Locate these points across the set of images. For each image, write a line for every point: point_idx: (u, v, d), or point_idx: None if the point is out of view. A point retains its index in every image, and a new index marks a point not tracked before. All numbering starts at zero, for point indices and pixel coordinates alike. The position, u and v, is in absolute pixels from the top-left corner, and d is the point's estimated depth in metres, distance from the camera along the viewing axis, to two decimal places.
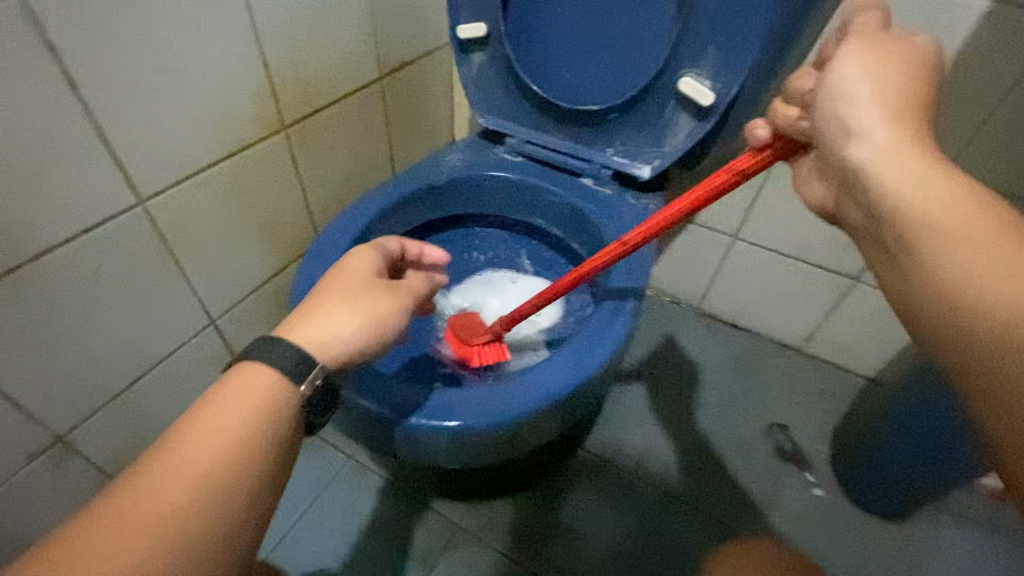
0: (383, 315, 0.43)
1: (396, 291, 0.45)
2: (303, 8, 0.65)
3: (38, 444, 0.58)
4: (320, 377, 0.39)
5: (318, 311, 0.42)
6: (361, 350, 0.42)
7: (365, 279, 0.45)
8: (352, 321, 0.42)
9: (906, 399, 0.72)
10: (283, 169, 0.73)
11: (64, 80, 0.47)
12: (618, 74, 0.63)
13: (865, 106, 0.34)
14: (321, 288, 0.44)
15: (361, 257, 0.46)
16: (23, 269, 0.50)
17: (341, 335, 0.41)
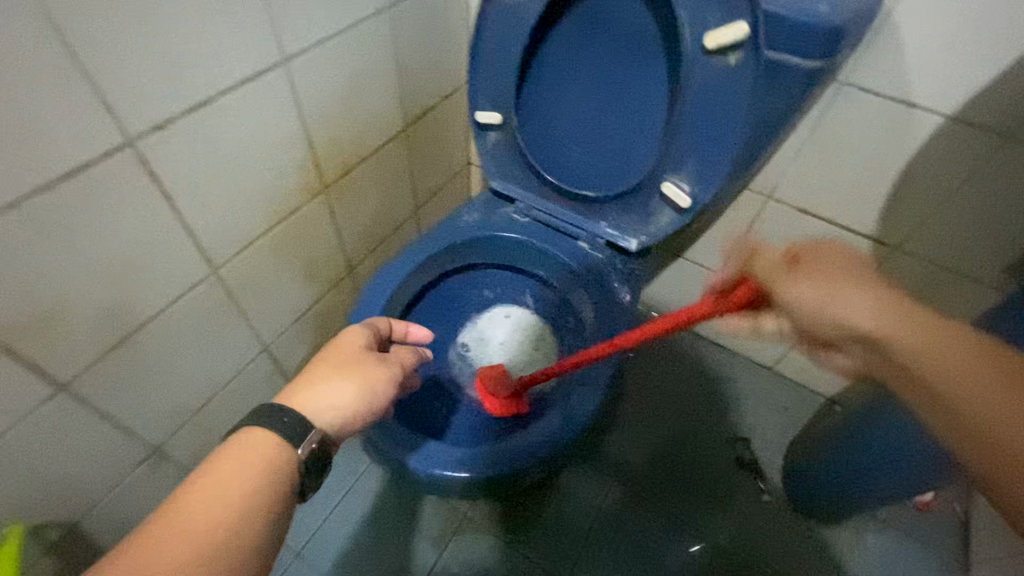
0: (375, 383, 0.53)
1: (386, 363, 0.56)
2: (340, 90, 0.74)
3: (140, 457, 0.73)
4: (318, 438, 0.47)
5: (320, 381, 0.51)
6: (356, 415, 0.52)
7: (358, 352, 0.55)
8: (350, 390, 0.52)
9: (842, 442, 0.86)
10: (321, 221, 0.84)
11: (161, 194, 0.58)
12: (612, 165, 0.73)
13: (855, 304, 0.43)
14: (320, 360, 0.53)
15: (353, 334, 0.57)
16: (133, 337, 0.63)
17: (342, 400, 0.51)
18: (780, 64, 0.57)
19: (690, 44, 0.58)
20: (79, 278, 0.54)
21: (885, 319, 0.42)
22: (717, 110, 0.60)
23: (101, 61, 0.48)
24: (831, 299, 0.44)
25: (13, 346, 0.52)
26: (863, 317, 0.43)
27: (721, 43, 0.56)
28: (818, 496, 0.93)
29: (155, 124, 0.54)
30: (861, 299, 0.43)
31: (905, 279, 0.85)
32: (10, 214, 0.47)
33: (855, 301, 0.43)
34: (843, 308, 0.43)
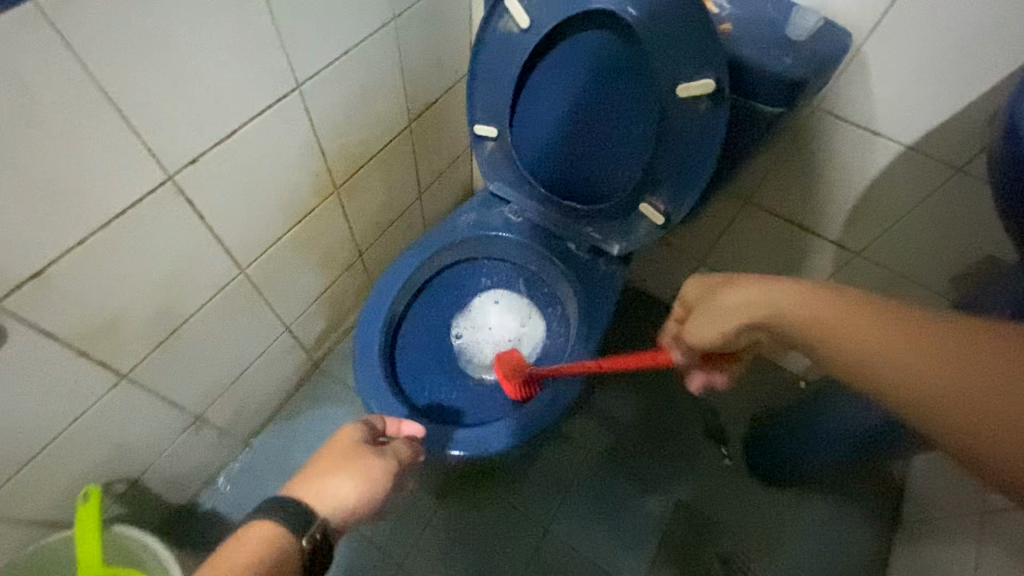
0: (370, 474, 0.60)
1: (380, 454, 0.63)
2: (348, 101, 0.80)
3: (186, 423, 0.86)
4: (320, 528, 0.54)
5: (320, 480, 0.59)
6: (353, 503, 0.58)
7: (355, 446, 0.62)
8: (348, 482, 0.59)
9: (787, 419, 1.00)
10: (333, 216, 0.92)
11: (196, 215, 0.67)
12: (597, 183, 0.79)
13: (732, 302, 0.49)
14: (319, 460, 0.61)
15: (347, 432, 0.64)
16: (177, 331, 0.74)
17: (340, 492, 0.58)
18: (746, 109, 0.65)
19: (664, 86, 0.64)
20: (133, 292, 0.64)
21: (767, 305, 0.46)
22: (691, 144, 0.67)
23: (143, 114, 0.55)
24: (713, 304, 0.51)
25: (85, 349, 0.62)
26: (751, 311, 0.47)
27: (693, 93, 0.62)
28: (801, 465, 0.99)
29: (189, 159, 0.61)
30: (742, 293, 0.48)
31: (865, 280, 0.92)
32: (79, 248, 0.56)
33: (737, 299, 0.48)
34: (727, 307, 0.49)
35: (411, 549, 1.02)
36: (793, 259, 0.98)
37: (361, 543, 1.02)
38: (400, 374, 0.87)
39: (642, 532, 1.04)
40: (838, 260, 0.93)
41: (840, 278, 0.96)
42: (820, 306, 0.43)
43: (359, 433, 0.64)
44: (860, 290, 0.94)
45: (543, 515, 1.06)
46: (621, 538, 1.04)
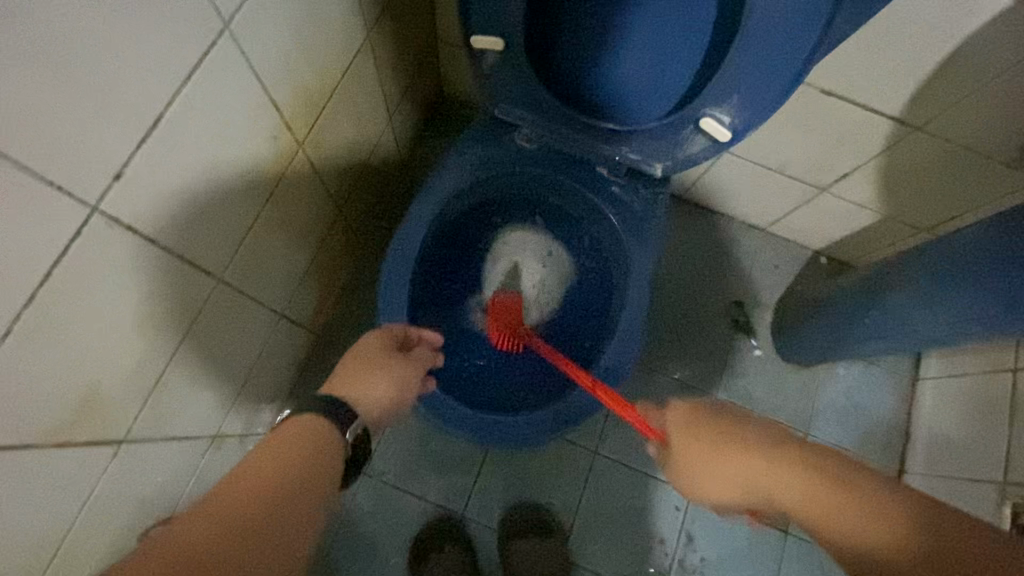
0: (404, 380, 0.58)
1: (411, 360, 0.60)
2: (293, 27, 0.57)
3: (203, 446, 0.76)
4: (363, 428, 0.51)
5: (356, 383, 0.55)
6: (388, 404, 0.56)
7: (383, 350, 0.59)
8: (380, 384, 0.56)
9: (828, 308, 0.95)
10: (304, 179, 0.73)
11: (147, 238, 0.50)
12: (641, 93, 0.65)
13: (715, 481, 0.48)
14: (347, 367, 0.57)
15: (372, 337, 0.60)
16: (166, 370, 0.60)
17: (377, 391, 0.55)
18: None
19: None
20: (100, 357, 0.49)
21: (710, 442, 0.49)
22: (776, 42, 0.53)
23: (23, 136, 0.36)
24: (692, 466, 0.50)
25: (68, 439, 0.49)
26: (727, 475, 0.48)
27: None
28: (829, 355, 0.98)
29: (115, 173, 0.43)
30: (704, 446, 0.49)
31: (918, 154, 0.83)
32: (11, 341, 0.40)
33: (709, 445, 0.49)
34: (715, 486, 0.49)
35: (467, 497, 1.01)
36: (840, 138, 0.86)
37: (417, 503, 1.00)
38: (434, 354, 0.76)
39: None
40: (891, 135, 0.82)
41: (890, 153, 0.85)
42: (746, 455, 0.46)
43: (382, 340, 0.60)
44: (909, 164, 0.85)
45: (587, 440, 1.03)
46: None
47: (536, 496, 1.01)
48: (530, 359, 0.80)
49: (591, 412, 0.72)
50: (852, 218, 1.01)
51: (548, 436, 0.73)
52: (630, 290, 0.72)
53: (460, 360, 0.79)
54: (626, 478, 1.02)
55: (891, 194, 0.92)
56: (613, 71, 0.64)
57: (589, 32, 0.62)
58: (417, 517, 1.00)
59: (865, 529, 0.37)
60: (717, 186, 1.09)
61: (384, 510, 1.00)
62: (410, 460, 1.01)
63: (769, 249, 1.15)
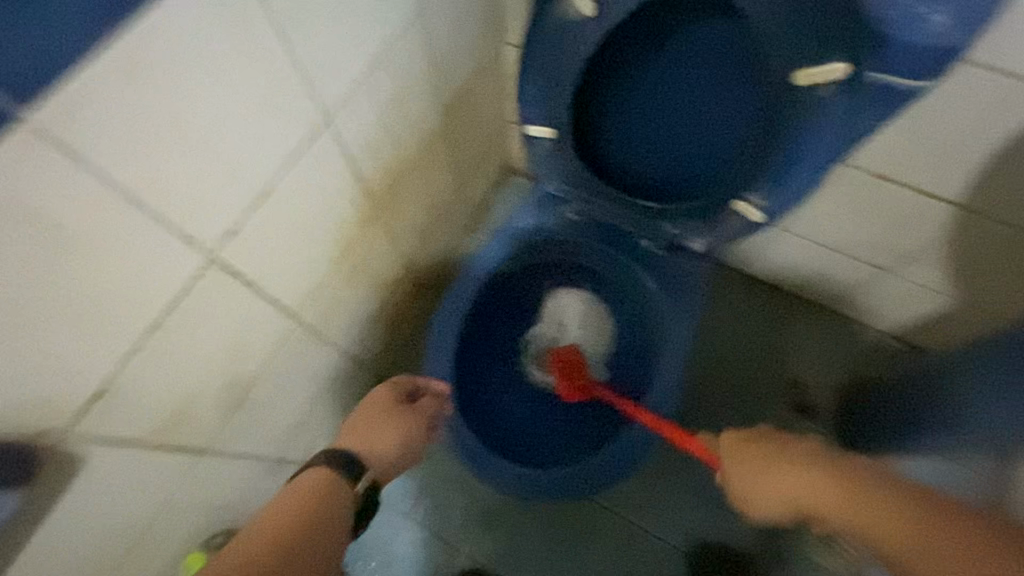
0: (404, 428, 0.68)
1: (412, 410, 0.70)
2: (379, 118, 0.69)
3: (265, 468, 0.84)
4: (367, 479, 0.61)
5: (364, 434, 0.66)
6: (391, 454, 0.66)
7: (392, 403, 0.70)
8: (383, 434, 0.67)
9: (890, 404, 0.88)
10: (381, 239, 0.84)
11: (244, 282, 0.61)
12: (682, 175, 0.71)
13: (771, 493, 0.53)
14: (361, 421, 0.68)
15: (382, 392, 0.71)
16: (244, 394, 0.70)
17: (386, 445, 0.66)
18: (880, 87, 0.52)
19: (777, 71, 0.54)
20: (195, 374, 0.60)
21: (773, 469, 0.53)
22: (802, 139, 0.56)
23: (169, 202, 0.47)
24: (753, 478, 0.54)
25: (160, 442, 0.59)
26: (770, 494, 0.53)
27: (814, 78, 0.52)
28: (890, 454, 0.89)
29: (228, 231, 0.55)
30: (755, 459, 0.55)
31: (989, 242, 0.80)
32: (132, 355, 0.51)
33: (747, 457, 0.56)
34: (770, 497, 0.53)
35: (500, 555, 1.01)
36: (901, 221, 0.85)
37: (450, 554, 1.02)
38: (472, 403, 0.82)
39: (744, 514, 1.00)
40: (955, 221, 0.80)
41: (958, 240, 0.83)
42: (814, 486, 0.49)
43: (390, 393, 0.71)
44: (982, 253, 0.82)
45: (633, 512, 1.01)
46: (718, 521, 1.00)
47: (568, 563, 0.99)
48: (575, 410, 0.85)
49: (638, 457, 0.76)
50: (925, 302, 0.97)
51: (599, 483, 0.76)
52: (670, 345, 0.77)
53: (500, 411, 0.84)
54: (663, 558, 0.99)
55: (965, 281, 0.88)
56: (655, 158, 0.70)
57: (632, 123, 0.68)
58: (449, 568, 1.01)
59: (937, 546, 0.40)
60: (775, 260, 1.08)
61: (420, 557, 1.02)
62: (451, 510, 1.04)
63: (831, 330, 1.11)
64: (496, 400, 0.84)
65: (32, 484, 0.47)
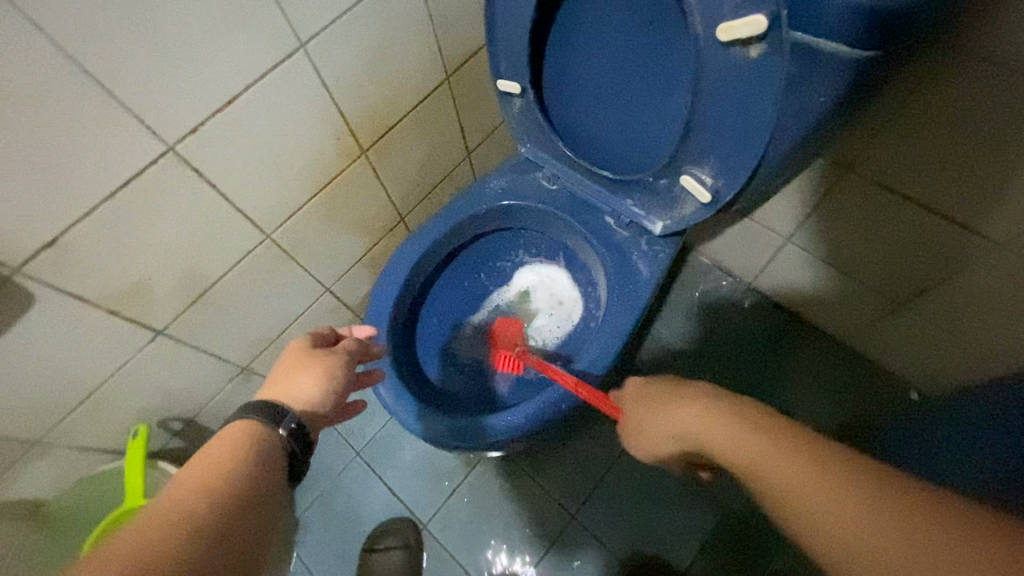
0: (330, 372, 0.58)
1: (335, 353, 0.61)
2: (364, 57, 0.74)
3: (233, 372, 0.92)
4: (296, 421, 0.51)
5: (280, 386, 0.56)
6: (322, 400, 0.56)
7: (302, 352, 0.60)
8: (307, 383, 0.57)
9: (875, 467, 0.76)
10: (369, 181, 0.89)
11: (209, 183, 0.67)
12: (642, 148, 0.68)
13: (667, 436, 0.52)
14: (274, 377, 0.57)
15: (295, 342, 0.61)
16: (208, 292, 0.77)
17: (299, 394, 0.56)
18: (813, 48, 0.48)
19: (701, 29, 0.51)
20: (154, 256, 0.67)
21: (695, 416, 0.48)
22: (735, 102, 0.54)
23: (127, 86, 0.54)
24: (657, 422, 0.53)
25: (115, 308, 0.67)
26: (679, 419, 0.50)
27: (737, 35, 0.48)
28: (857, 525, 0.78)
29: (190, 128, 0.61)
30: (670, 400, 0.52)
31: (1006, 279, 0.71)
32: (88, 218, 0.59)
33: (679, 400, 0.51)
34: (666, 440, 0.52)
35: (437, 512, 1.04)
36: (912, 245, 0.78)
37: (391, 500, 1.05)
38: (417, 350, 0.84)
39: (691, 534, 0.98)
40: (966, 253, 0.73)
41: (976, 274, 0.74)
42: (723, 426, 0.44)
43: (299, 344, 0.60)
44: (1000, 291, 0.73)
45: (583, 498, 1.02)
46: (663, 533, 0.98)
47: (502, 536, 1.01)
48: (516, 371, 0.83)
49: (564, 415, 0.72)
50: (943, 343, 0.88)
51: (522, 437, 0.72)
52: (610, 316, 0.73)
53: (439, 363, 0.84)
54: (598, 554, 0.98)
55: (985, 321, 0.79)
56: (617, 127, 0.69)
57: (595, 88, 0.68)
58: (387, 514, 1.04)
59: (828, 499, 0.35)
60: (786, 274, 1.04)
61: (368, 497, 1.06)
62: (408, 460, 1.08)
63: (836, 370, 1.07)
64: (441, 359, 0.84)
65: None
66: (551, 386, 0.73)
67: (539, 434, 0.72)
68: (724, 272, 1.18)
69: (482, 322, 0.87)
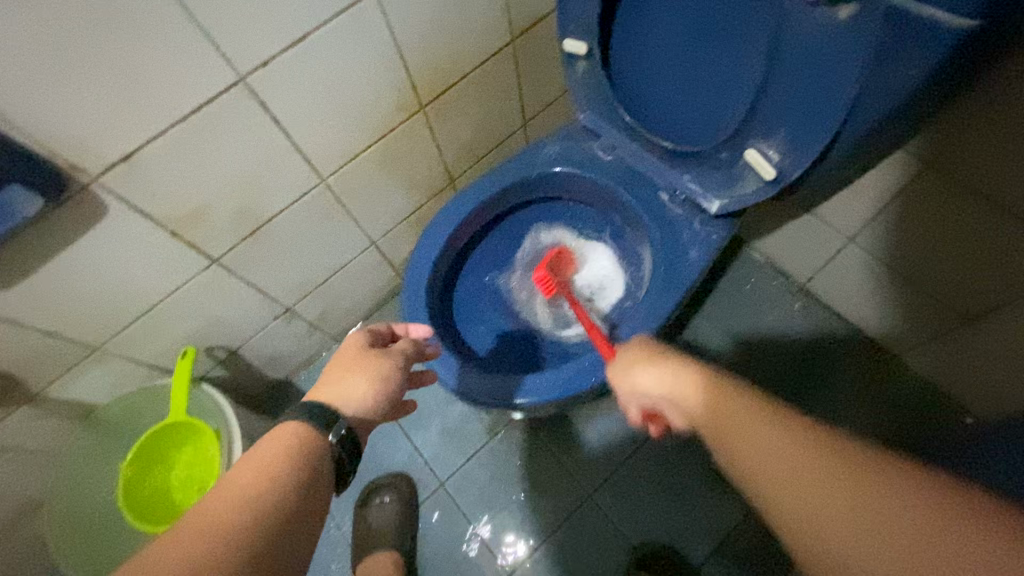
0: (385, 374, 0.57)
1: (391, 354, 0.60)
2: (434, 9, 0.74)
3: (277, 312, 0.95)
4: (346, 426, 0.51)
5: (335, 383, 0.55)
6: (373, 404, 0.56)
7: (362, 346, 0.59)
8: (361, 383, 0.56)
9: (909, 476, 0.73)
10: (424, 138, 0.89)
11: (273, 120, 0.69)
12: (707, 118, 0.66)
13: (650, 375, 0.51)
14: (330, 369, 0.57)
15: (352, 339, 0.60)
16: (262, 228, 0.80)
17: (351, 391, 0.55)
18: (909, 13, 0.43)
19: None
20: (216, 184, 0.70)
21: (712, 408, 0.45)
22: (817, 68, 0.51)
23: (207, 12, 0.56)
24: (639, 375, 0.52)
25: (177, 230, 0.71)
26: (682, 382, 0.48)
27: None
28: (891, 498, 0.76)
29: (260, 62, 0.63)
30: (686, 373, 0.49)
31: None
32: (160, 138, 0.62)
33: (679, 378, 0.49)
34: (647, 378, 0.51)
35: (455, 473, 1.05)
36: (990, 255, 0.73)
37: (412, 455, 1.08)
38: (454, 310, 0.84)
39: (707, 530, 0.95)
40: None
41: None
42: (749, 427, 0.41)
43: (359, 338, 0.60)
44: None
45: (601, 480, 1.01)
46: (677, 525, 0.96)
47: (514, 505, 1.02)
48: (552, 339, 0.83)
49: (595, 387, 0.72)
50: (1010, 366, 0.81)
51: (551, 403, 0.72)
52: (652, 295, 0.72)
53: (473, 324, 0.84)
54: (610, 536, 0.98)
55: None
56: (683, 97, 0.67)
57: (666, 53, 0.66)
58: (406, 468, 1.07)
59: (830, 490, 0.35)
60: (844, 277, 0.99)
61: (391, 451, 1.08)
62: (433, 420, 1.10)
63: (883, 383, 1.02)
64: (477, 320, 0.84)
65: (63, 208, 0.60)
66: (586, 356, 0.72)
67: (568, 402, 0.72)
68: (777, 270, 1.13)
69: (522, 290, 0.86)
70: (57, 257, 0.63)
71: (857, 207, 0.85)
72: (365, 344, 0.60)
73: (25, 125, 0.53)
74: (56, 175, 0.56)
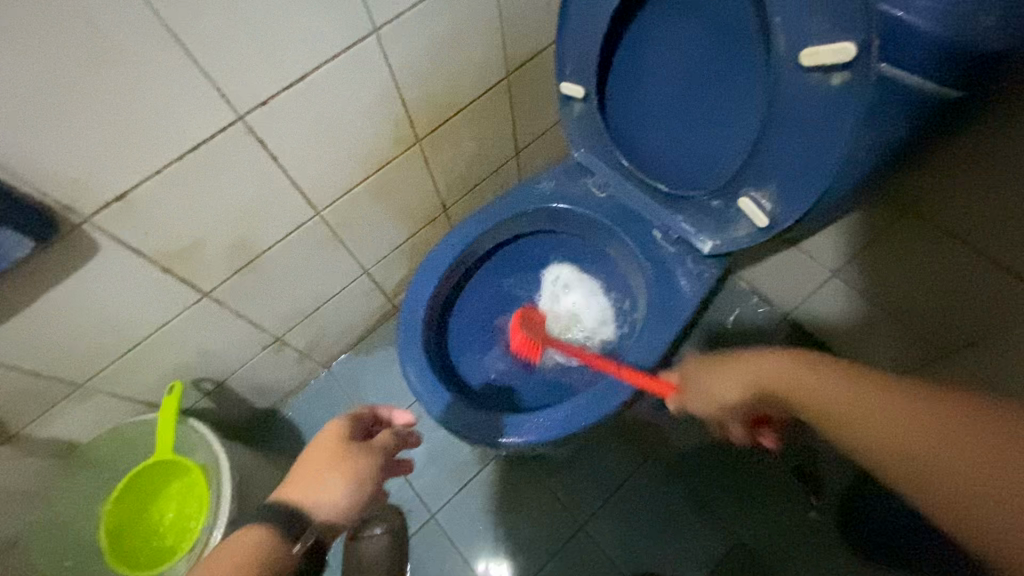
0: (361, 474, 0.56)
1: (369, 448, 0.59)
2: (432, 47, 0.75)
3: (266, 342, 0.94)
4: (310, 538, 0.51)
5: (309, 482, 0.55)
6: (346, 505, 0.55)
7: (341, 439, 0.58)
8: (335, 485, 0.55)
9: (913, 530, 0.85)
10: (419, 170, 0.89)
11: (272, 157, 0.69)
12: (699, 164, 0.68)
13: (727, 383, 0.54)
14: (305, 462, 0.56)
15: (330, 429, 0.59)
16: (255, 261, 0.79)
17: (324, 493, 0.54)
18: (897, 82, 0.45)
19: (783, 51, 0.51)
20: (209, 219, 0.69)
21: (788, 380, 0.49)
22: (810, 127, 0.53)
23: (210, 52, 0.56)
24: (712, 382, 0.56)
25: (167, 266, 0.70)
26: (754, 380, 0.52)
27: (820, 61, 0.48)
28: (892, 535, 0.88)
29: (260, 101, 0.63)
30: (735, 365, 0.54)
31: None
32: (155, 178, 0.61)
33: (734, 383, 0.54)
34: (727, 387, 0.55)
35: (447, 503, 1.04)
36: (964, 295, 0.75)
37: (403, 485, 1.06)
38: (449, 344, 0.84)
39: (698, 560, 0.96)
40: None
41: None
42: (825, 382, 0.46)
43: (339, 428, 0.59)
44: None
45: (592, 510, 1.01)
46: (669, 556, 0.97)
47: (506, 536, 1.01)
48: (541, 377, 0.82)
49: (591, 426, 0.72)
50: None
51: (546, 442, 0.72)
52: (647, 334, 0.72)
53: (468, 358, 0.84)
54: (600, 566, 0.98)
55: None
56: (676, 143, 0.69)
57: (661, 99, 0.68)
58: (397, 498, 1.05)
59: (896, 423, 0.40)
60: (829, 308, 1.01)
61: None
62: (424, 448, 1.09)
63: None
64: (469, 356, 0.84)
65: (53, 248, 0.59)
66: (582, 397, 0.72)
67: (562, 441, 0.72)
68: (764, 297, 1.15)
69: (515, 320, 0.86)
70: (44, 296, 0.62)
71: (841, 244, 0.88)
72: (345, 436, 0.59)
73: (19, 168, 0.52)
74: (49, 218, 0.55)
